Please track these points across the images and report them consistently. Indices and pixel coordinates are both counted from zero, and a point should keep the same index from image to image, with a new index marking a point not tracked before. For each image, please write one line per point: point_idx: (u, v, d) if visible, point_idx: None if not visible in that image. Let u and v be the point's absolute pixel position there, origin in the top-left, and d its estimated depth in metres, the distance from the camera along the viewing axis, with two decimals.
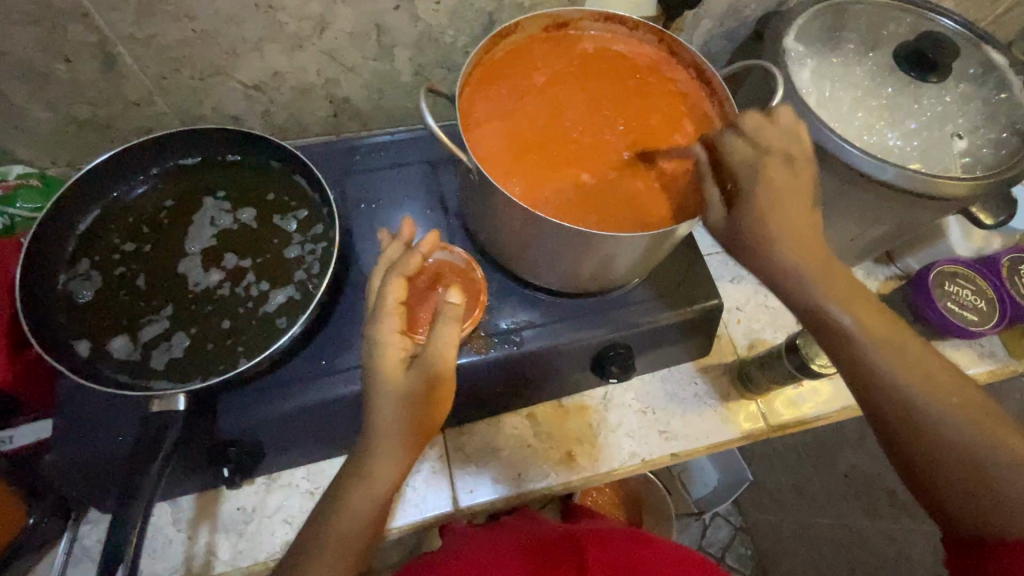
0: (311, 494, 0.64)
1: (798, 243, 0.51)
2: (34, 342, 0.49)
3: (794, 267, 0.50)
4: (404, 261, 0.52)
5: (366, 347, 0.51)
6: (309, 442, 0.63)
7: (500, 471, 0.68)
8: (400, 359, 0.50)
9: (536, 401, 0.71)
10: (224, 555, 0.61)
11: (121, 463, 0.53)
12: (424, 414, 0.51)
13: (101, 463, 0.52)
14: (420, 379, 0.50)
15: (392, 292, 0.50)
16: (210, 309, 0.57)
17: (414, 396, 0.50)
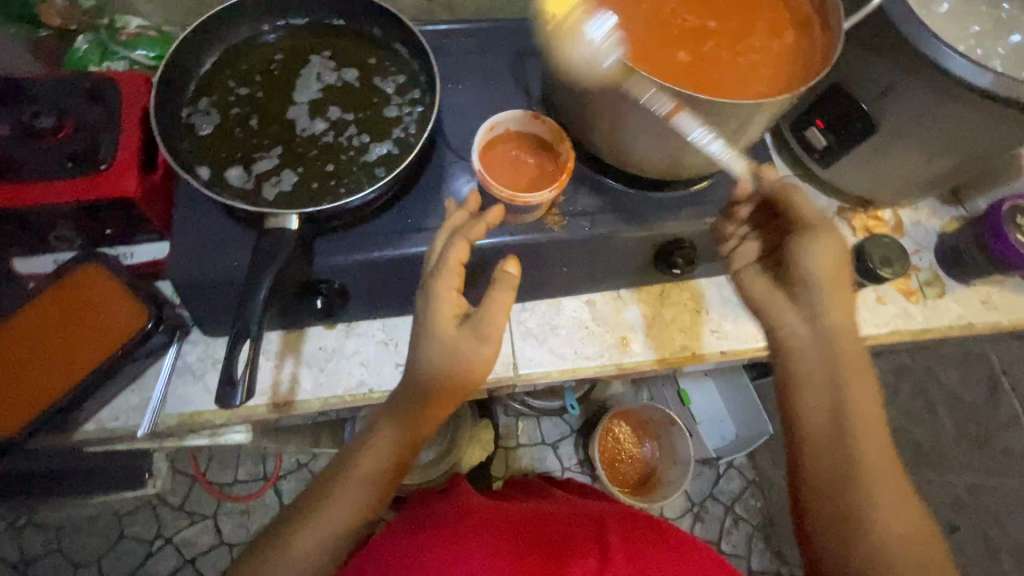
0: (386, 344, 0.70)
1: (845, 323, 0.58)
2: (167, 154, 0.55)
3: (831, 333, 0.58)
4: (470, 226, 0.58)
5: (421, 302, 0.57)
6: (390, 295, 0.68)
7: (558, 347, 0.73)
8: (454, 315, 0.56)
9: (595, 289, 0.75)
10: (305, 384, 0.67)
11: (231, 281, 0.58)
12: (465, 375, 0.57)
13: (213, 278, 0.58)
14: (470, 338, 0.56)
15: (455, 253, 0.56)
16: (315, 153, 0.61)
17: (459, 352, 0.56)
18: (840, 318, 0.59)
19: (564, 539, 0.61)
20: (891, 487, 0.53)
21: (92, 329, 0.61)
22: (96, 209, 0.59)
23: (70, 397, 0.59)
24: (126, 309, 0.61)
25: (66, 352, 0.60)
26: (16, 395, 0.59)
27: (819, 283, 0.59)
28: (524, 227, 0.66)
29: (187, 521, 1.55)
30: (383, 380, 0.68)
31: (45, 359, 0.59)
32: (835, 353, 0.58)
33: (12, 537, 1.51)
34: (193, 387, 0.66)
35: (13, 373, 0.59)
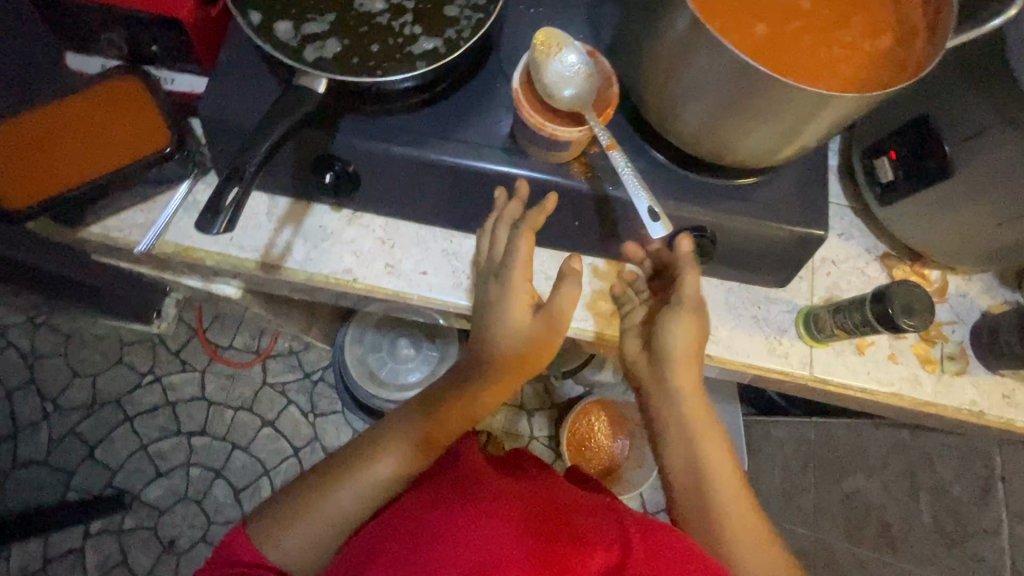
0: (382, 243, 0.70)
1: (691, 384, 0.67)
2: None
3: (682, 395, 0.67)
4: (534, 218, 0.62)
5: (497, 287, 0.63)
6: (399, 194, 0.67)
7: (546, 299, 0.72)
8: (526, 305, 0.62)
9: (601, 254, 0.73)
10: (296, 256, 0.68)
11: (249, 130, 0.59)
12: (527, 360, 0.63)
13: (236, 122, 0.59)
14: (540, 326, 0.62)
15: (519, 254, 0.61)
16: (365, 30, 0.60)
17: (528, 336, 0.62)
18: (689, 374, 0.67)
19: (575, 527, 0.58)
20: (741, 507, 0.66)
21: (119, 138, 0.63)
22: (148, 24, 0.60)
23: (83, 193, 0.62)
24: (153, 126, 0.64)
25: (90, 151, 0.63)
26: (36, 174, 0.62)
27: (678, 339, 0.65)
28: (546, 167, 0.63)
29: (178, 369, 1.65)
30: (369, 275, 0.69)
31: (71, 151, 0.63)
32: (680, 392, 0.67)
33: (26, 331, 1.63)
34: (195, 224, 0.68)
35: (40, 154, 0.63)
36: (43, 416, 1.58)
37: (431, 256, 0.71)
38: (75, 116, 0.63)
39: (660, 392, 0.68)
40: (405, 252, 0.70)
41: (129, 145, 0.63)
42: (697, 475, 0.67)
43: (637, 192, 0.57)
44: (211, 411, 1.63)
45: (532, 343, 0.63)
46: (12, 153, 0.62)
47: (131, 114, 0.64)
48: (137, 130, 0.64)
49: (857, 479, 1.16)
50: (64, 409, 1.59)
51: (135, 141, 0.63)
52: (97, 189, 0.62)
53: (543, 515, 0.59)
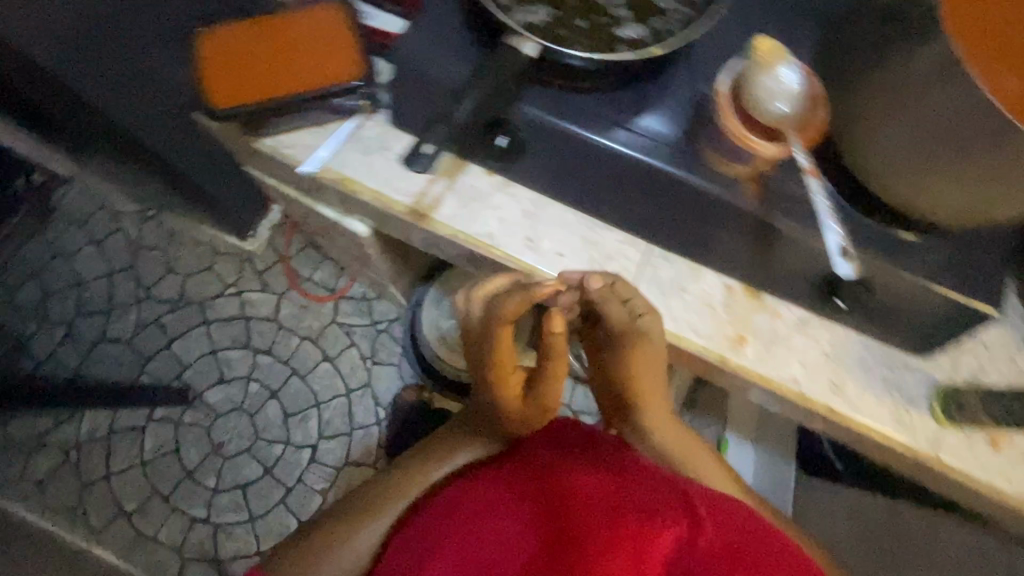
0: (526, 216, 0.70)
1: (652, 406, 0.66)
2: None
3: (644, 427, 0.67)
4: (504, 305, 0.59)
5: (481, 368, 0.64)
6: (558, 171, 0.67)
7: (674, 308, 0.69)
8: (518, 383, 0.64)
9: (742, 277, 0.70)
10: (445, 210, 0.69)
11: (439, 81, 0.60)
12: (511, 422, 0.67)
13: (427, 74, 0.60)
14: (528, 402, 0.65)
15: (482, 314, 0.63)
16: (576, 3, 0.60)
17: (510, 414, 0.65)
18: (654, 395, 0.66)
19: (634, 497, 0.53)
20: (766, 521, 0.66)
21: (319, 63, 0.67)
22: None
23: (279, 108, 0.65)
24: (351, 58, 0.67)
25: (287, 68, 0.66)
26: (237, 83, 0.66)
27: (633, 361, 0.63)
28: (721, 179, 0.60)
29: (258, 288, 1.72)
30: (508, 244, 0.69)
31: (269, 64, 0.66)
32: (632, 400, 0.66)
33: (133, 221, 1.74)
34: (355, 157, 0.69)
35: (242, 61, 0.66)
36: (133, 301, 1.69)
37: (571, 240, 0.70)
38: (279, 34, 0.67)
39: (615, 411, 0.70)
40: (547, 230, 0.70)
41: (327, 72, 0.66)
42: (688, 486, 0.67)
43: (828, 224, 0.55)
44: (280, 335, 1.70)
45: (518, 411, 0.65)
46: (216, 55, 0.66)
47: (335, 43, 0.67)
48: (336, 58, 0.67)
49: None
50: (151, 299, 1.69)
51: (333, 69, 0.67)
52: (288, 106, 0.66)
53: (598, 494, 0.54)
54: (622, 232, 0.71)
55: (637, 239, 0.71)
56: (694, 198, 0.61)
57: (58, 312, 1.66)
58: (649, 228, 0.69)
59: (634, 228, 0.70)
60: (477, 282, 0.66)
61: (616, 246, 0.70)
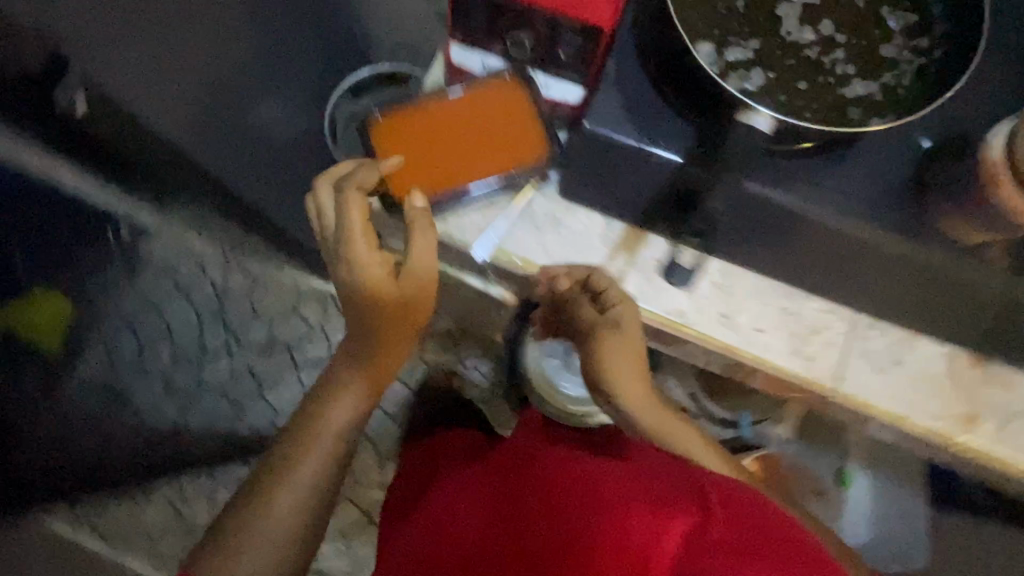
0: (716, 288, 0.64)
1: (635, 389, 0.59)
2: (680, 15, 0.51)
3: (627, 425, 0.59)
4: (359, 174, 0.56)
5: (345, 268, 0.57)
6: (759, 243, 0.60)
7: (893, 386, 0.63)
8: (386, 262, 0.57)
9: (966, 345, 0.62)
10: (631, 284, 0.64)
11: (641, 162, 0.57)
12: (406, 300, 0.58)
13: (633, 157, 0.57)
14: (381, 262, 0.57)
15: (333, 206, 0.57)
16: (793, 63, 0.53)
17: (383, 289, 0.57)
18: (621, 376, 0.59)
19: (634, 486, 0.46)
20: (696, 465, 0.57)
21: (495, 140, 0.61)
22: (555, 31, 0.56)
23: (460, 195, 0.61)
24: (530, 132, 0.61)
25: (465, 149, 0.61)
26: (412, 171, 0.61)
27: (621, 360, 0.59)
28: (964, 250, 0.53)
29: None
30: (702, 322, 0.63)
31: (446, 151, 0.61)
32: (621, 402, 0.59)
33: None
34: (530, 236, 0.65)
35: (416, 153, 0.61)
36: None
37: (769, 313, 0.64)
38: (448, 116, 0.61)
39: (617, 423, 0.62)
40: (742, 304, 0.64)
41: (506, 150, 0.61)
42: None
43: None
44: None
45: (384, 291, 0.57)
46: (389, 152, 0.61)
47: (509, 114, 0.61)
48: (513, 133, 0.61)
49: None
50: None
51: (511, 146, 0.61)
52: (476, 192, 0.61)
53: (602, 493, 0.47)
54: (823, 300, 0.64)
55: (840, 307, 0.64)
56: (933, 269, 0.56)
57: None
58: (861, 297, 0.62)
59: (841, 297, 0.63)
60: (323, 172, 0.59)
61: (819, 316, 0.64)
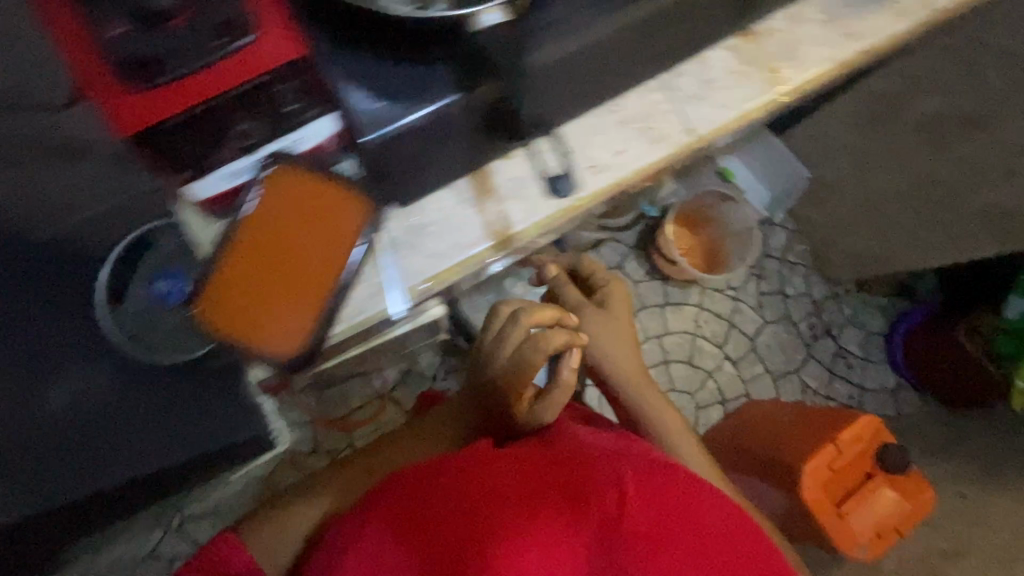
0: (569, 153, 0.68)
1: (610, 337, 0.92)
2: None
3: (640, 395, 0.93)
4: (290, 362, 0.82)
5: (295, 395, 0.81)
6: (563, 102, 0.65)
7: (721, 99, 0.72)
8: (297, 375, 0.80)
9: (735, 31, 0.72)
10: (517, 216, 0.66)
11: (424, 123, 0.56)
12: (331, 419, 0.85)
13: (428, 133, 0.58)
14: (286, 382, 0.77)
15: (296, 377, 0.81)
16: None
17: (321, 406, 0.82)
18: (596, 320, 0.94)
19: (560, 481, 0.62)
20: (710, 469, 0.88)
21: (325, 230, 0.60)
22: (259, 92, 0.52)
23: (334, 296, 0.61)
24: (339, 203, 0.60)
25: (306, 260, 0.59)
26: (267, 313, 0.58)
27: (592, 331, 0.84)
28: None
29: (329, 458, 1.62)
30: (583, 184, 0.67)
31: (287, 270, 0.58)
32: (630, 379, 0.94)
33: (176, 537, 1.54)
34: (415, 257, 0.64)
35: (272, 294, 0.58)
36: None
37: (608, 130, 0.69)
38: (272, 244, 0.58)
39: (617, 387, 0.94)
40: (592, 148, 0.68)
41: (337, 232, 0.60)
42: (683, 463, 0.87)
43: None
44: None
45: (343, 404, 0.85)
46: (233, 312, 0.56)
47: (311, 199, 0.59)
48: (332, 210, 0.60)
49: (919, 103, 1.29)
50: None
51: (337, 221, 0.60)
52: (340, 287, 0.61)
53: (539, 483, 0.62)
54: (636, 89, 0.70)
55: (648, 83, 0.71)
56: (684, 2, 0.63)
57: None
58: (655, 61, 0.69)
59: (643, 76, 0.70)
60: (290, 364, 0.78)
61: (643, 103, 0.70)
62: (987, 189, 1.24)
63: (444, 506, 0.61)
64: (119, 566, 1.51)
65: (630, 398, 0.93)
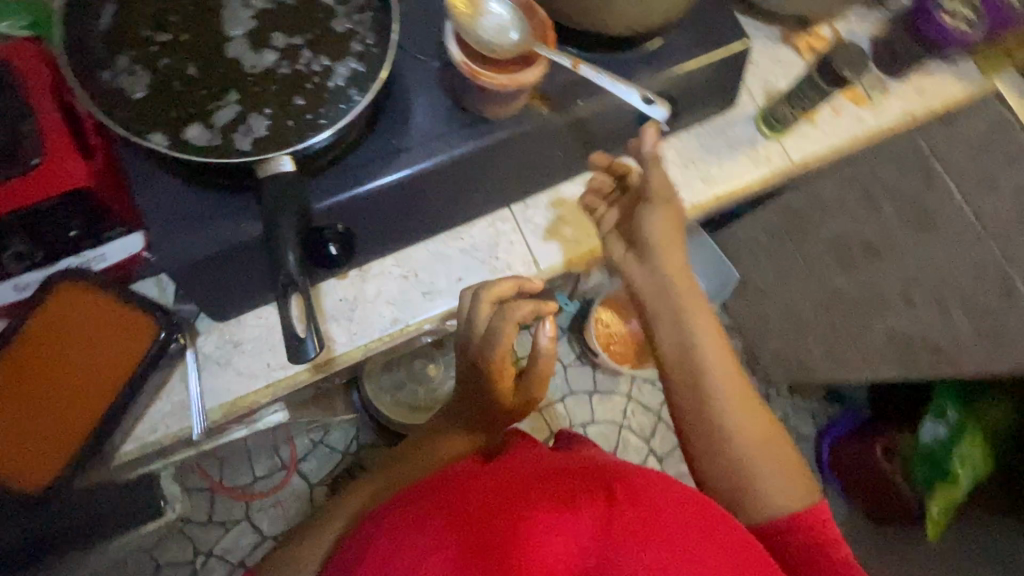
0: (406, 277, 0.68)
1: (670, 250, 0.63)
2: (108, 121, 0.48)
3: (697, 339, 0.62)
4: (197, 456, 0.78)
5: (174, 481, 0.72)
6: (400, 230, 0.66)
7: (569, 234, 0.73)
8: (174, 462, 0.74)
9: (588, 167, 0.74)
10: (340, 338, 0.65)
11: (220, 256, 0.54)
12: None
13: (232, 267, 0.56)
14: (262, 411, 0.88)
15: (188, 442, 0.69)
16: (275, 87, 0.55)
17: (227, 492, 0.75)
18: (664, 245, 0.63)
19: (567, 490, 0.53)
20: (762, 438, 0.61)
21: (103, 351, 0.57)
22: (44, 215, 0.51)
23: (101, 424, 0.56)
24: (128, 321, 0.58)
25: (77, 380, 0.56)
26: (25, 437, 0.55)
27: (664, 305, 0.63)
28: (508, 119, 0.62)
29: (220, 531, 1.53)
30: (414, 311, 0.68)
31: (51, 392, 0.56)
32: (674, 298, 0.63)
33: None
34: (223, 375, 0.61)
35: (31, 416, 0.55)
36: None
37: (452, 259, 0.70)
38: (42, 359, 0.55)
39: (661, 306, 0.63)
40: (430, 275, 0.69)
41: (116, 353, 0.57)
42: (716, 437, 0.61)
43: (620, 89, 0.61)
44: None
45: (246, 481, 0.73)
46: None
47: (90, 317, 0.57)
48: (114, 329, 0.57)
49: (830, 222, 1.24)
50: None
51: (119, 342, 0.57)
52: (116, 412, 0.57)
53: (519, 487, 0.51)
54: (483, 218, 0.72)
55: (497, 213, 0.72)
56: (517, 144, 0.64)
57: None
58: (499, 192, 0.69)
59: (489, 206, 0.71)
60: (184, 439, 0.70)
61: (488, 232, 0.72)
62: (890, 316, 1.20)
63: (414, 524, 0.48)
64: None
65: (676, 333, 0.63)
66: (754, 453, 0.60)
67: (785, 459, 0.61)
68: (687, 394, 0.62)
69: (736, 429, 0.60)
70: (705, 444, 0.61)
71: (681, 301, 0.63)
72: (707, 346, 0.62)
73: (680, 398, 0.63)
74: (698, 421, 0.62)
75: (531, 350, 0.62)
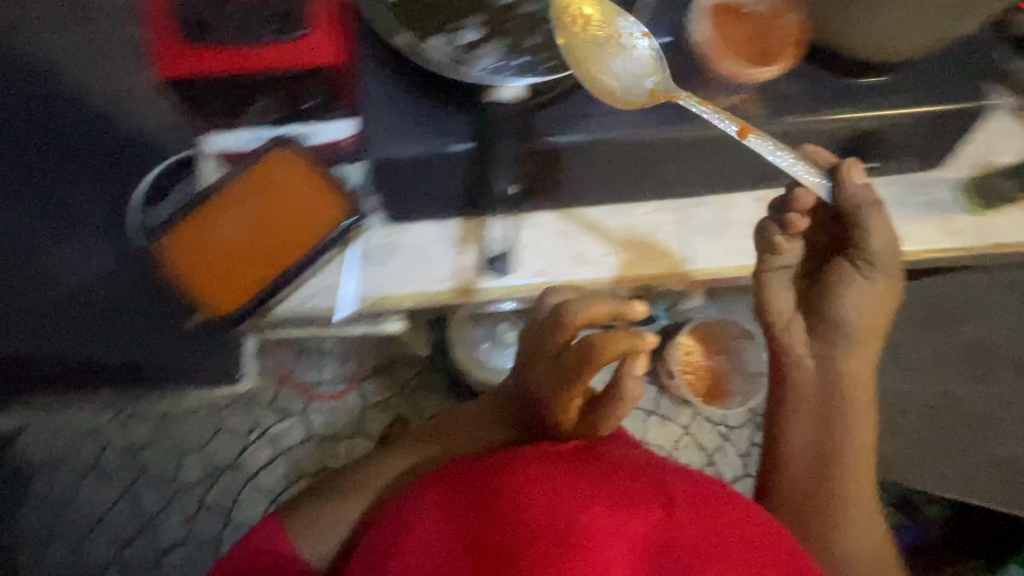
0: (562, 236, 0.69)
1: (855, 347, 0.66)
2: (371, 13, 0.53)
3: (846, 430, 0.67)
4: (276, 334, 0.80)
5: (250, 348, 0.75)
6: (573, 186, 0.67)
7: (733, 243, 0.71)
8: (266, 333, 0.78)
9: (772, 185, 0.71)
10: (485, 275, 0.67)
11: (423, 161, 0.58)
12: None
13: (427, 175, 0.60)
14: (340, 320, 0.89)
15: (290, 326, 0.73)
16: (519, 20, 0.58)
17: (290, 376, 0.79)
18: (863, 333, 0.66)
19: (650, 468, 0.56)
20: (867, 532, 0.67)
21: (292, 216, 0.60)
22: (289, 80, 0.57)
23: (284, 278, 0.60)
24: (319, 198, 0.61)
25: (268, 236, 0.60)
26: (216, 275, 0.60)
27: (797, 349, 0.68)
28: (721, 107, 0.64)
29: (276, 417, 1.64)
30: (562, 271, 0.68)
31: (243, 241, 0.60)
32: (835, 389, 0.67)
33: (116, 426, 1.61)
34: (378, 274, 0.66)
35: (225, 258, 0.60)
36: (166, 502, 1.57)
37: (608, 232, 0.70)
38: (253, 214, 0.60)
39: (815, 389, 0.68)
40: (586, 240, 0.69)
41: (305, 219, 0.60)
42: (828, 519, 0.67)
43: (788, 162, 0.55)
44: (324, 446, 1.64)
45: None
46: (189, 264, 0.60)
47: (284, 183, 0.60)
48: (303, 197, 0.60)
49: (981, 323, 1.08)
50: (183, 487, 1.58)
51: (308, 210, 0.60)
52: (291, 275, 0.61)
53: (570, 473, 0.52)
54: (652, 202, 0.71)
55: (667, 201, 0.71)
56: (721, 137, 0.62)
57: (90, 555, 1.52)
58: (677, 180, 0.69)
59: (663, 193, 0.70)
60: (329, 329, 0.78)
61: (653, 217, 0.71)
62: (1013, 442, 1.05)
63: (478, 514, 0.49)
64: (59, 430, 1.59)
65: (825, 412, 0.67)
66: (858, 541, 0.66)
67: (885, 557, 0.68)
68: (816, 469, 0.67)
69: (849, 517, 0.67)
70: (817, 516, 0.67)
71: (842, 386, 0.67)
72: (848, 435, 0.67)
73: (802, 479, 0.68)
74: (817, 498, 0.67)
75: (616, 391, 0.52)
